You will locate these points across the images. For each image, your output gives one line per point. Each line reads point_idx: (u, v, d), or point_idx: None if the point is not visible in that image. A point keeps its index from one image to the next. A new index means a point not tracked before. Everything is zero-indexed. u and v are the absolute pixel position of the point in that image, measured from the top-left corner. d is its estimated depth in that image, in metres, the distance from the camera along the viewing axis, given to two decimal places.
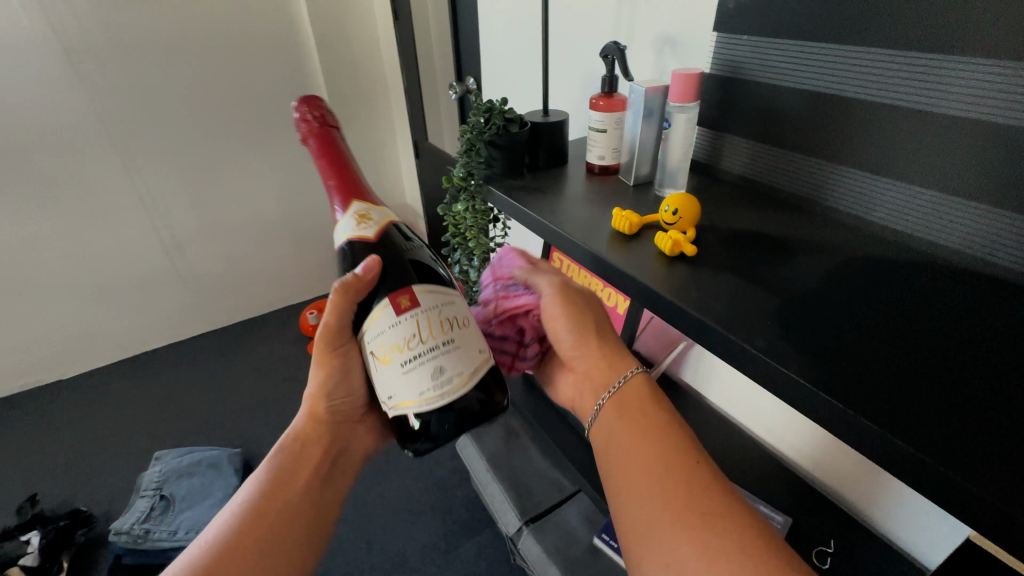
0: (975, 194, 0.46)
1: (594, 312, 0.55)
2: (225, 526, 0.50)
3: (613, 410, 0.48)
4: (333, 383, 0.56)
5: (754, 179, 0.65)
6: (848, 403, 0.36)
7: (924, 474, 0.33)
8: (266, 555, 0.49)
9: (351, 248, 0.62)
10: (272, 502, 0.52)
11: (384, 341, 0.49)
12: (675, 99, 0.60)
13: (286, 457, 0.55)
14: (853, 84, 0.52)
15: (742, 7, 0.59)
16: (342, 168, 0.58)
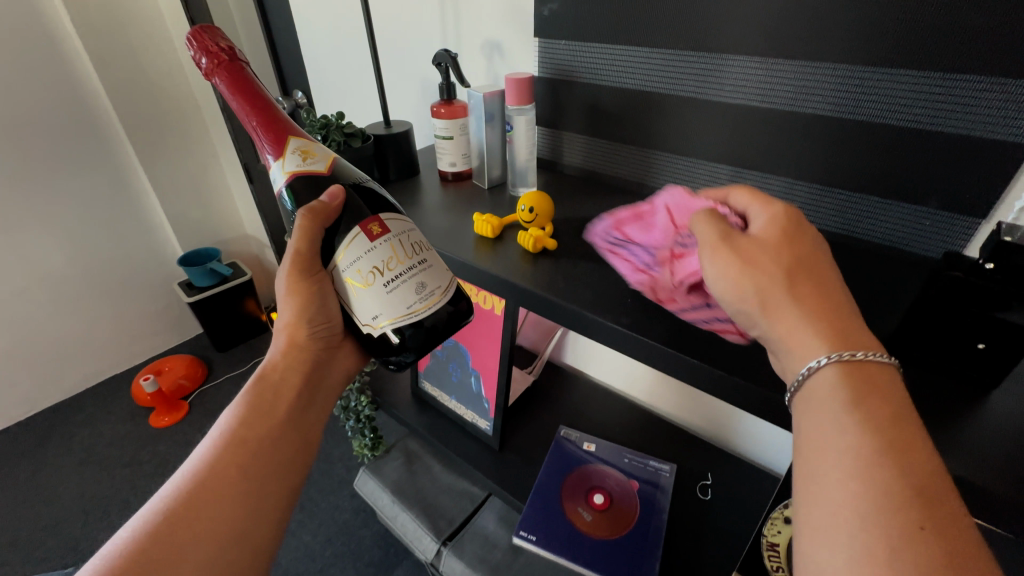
0: (758, 164, 0.56)
1: (777, 270, 0.34)
2: (208, 454, 0.46)
3: (838, 393, 0.31)
4: (312, 310, 0.49)
5: (593, 169, 0.71)
6: (703, 359, 0.40)
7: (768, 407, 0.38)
8: (253, 485, 0.46)
9: (291, 194, 0.52)
10: (256, 428, 0.48)
11: (366, 265, 0.44)
12: (512, 103, 0.62)
13: (264, 386, 0.50)
14: (656, 81, 0.60)
15: (555, 14, 0.64)
16: (267, 101, 0.49)
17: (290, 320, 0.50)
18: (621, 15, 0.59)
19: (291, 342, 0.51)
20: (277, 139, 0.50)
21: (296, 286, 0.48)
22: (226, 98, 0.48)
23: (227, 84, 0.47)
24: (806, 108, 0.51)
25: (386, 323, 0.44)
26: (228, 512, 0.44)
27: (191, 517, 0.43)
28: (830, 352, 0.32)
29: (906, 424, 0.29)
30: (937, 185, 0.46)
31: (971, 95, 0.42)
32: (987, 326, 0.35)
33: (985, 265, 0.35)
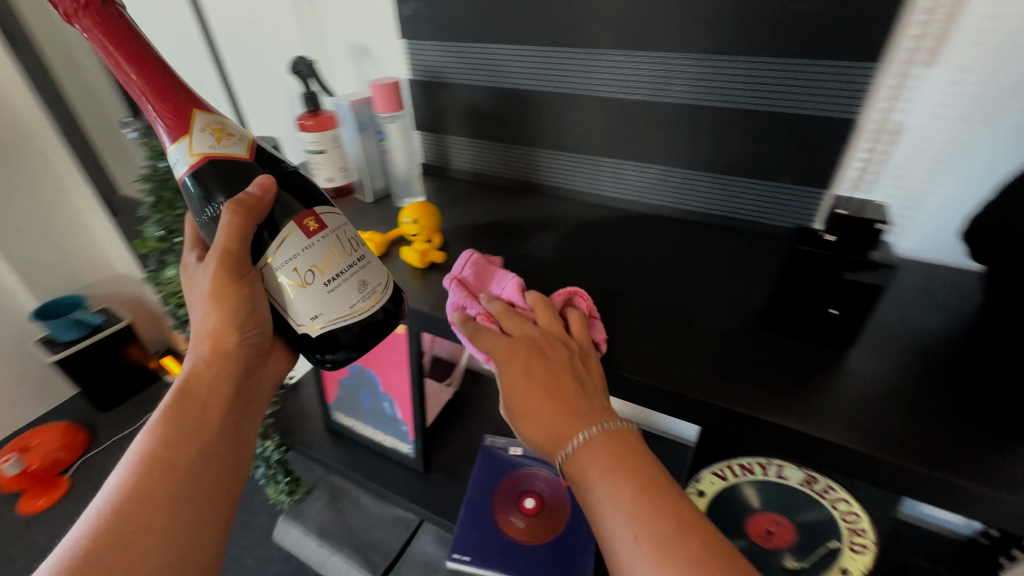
0: (634, 155, 0.58)
1: (539, 409, 0.36)
2: (128, 481, 0.36)
3: (594, 462, 0.33)
4: (241, 315, 0.39)
5: (481, 172, 0.70)
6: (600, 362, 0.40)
7: (665, 400, 0.38)
8: (196, 510, 0.37)
9: (197, 182, 0.39)
10: (183, 451, 0.38)
11: (300, 262, 0.36)
12: (381, 111, 0.59)
13: (186, 403, 0.39)
14: (528, 79, 0.59)
15: (418, 14, 0.61)
16: (158, 60, 0.36)
17: (213, 321, 0.39)
18: (484, 13, 0.57)
19: (216, 350, 0.40)
20: (178, 113, 0.37)
21: (218, 289, 0.38)
22: (97, 53, 0.34)
23: (100, 32, 0.33)
24: (670, 98, 0.52)
25: (328, 324, 0.38)
26: (168, 545, 0.35)
27: (118, 558, 0.33)
28: (568, 447, 0.34)
29: (637, 457, 0.33)
30: (788, 163, 0.50)
31: (805, 78, 0.45)
32: (838, 295, 0.37)
33: (826, 237, 0.36)
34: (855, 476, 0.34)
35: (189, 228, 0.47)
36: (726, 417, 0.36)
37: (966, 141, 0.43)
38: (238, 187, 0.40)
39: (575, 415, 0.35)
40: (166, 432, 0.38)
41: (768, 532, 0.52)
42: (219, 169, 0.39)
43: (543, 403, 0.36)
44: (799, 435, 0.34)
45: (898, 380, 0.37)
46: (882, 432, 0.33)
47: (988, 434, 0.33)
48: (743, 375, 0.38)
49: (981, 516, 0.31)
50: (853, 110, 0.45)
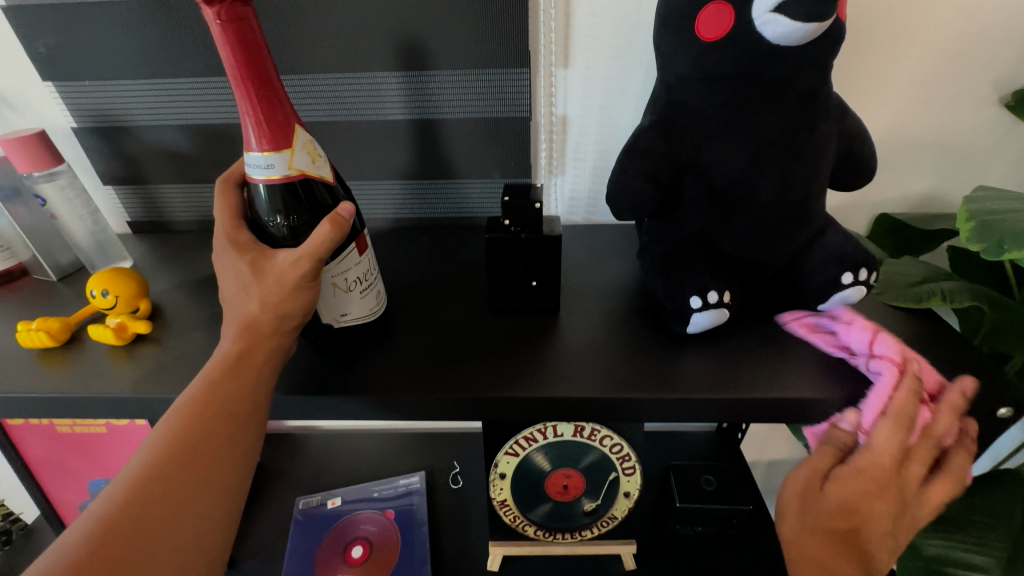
0: (363, 173, 0.58)
1: (846, 473, 0.36)
2: (169, 434, 0.32)
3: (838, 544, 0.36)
4: (289, 304, 0.36)
5: (206, 219, 0.62)
6: (350, 392, 0.38)
7: (420, 409, 0.38)
8: (236, 476, 0.33)
9: (273, 188, 0.38)
10: (233, 405, 0.34)
11: (343, 274, 0.39)
12: (28, 169, 0.47)
13: (233, 368, 0.35)
14: (223, 110, 0.54)
15: (58, 52, 0.51)
16: (275, 76, 0.34)
17: (274, 302, 0.35)
18: (145, 45, 0.51)
19: (269, 322, 0.36)
20: (283, 128, 0.36)
21: (291, 284, 0.35)
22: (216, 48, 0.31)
23: (227, 37, 0.30)
24: (382, 113, 0.54)
25: (349, 323, 0.42)
26: (209, 510, 0.31)
27: (161, 517, 0.30)
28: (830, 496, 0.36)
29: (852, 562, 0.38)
30: (496, 160, 0.56)
31: (482, 84, 0.51)
32: (532, 269, 0.42)
33: (504, 221, 0.41)
34: (578, 421, 0.38)
35: (217, 198, 0.41)
36: (464, 405, 0.38)
37: (608, 123, 0.54)
38: (311, 205, 0.39)
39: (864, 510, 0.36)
40: (220, 391, 0.33)
41: (564, 487, 0.59)
42: (301, 188, 0.38)
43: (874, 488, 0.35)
44: (524, 400, 0.37)
45: (600, 327, 0.44)
46: (586, 375, 0.39)
47: (657, 353, 0.40)
48: (475, 360, 0.41)
49: (665, 418, 0.38)
50: (523, 108, 0.52)
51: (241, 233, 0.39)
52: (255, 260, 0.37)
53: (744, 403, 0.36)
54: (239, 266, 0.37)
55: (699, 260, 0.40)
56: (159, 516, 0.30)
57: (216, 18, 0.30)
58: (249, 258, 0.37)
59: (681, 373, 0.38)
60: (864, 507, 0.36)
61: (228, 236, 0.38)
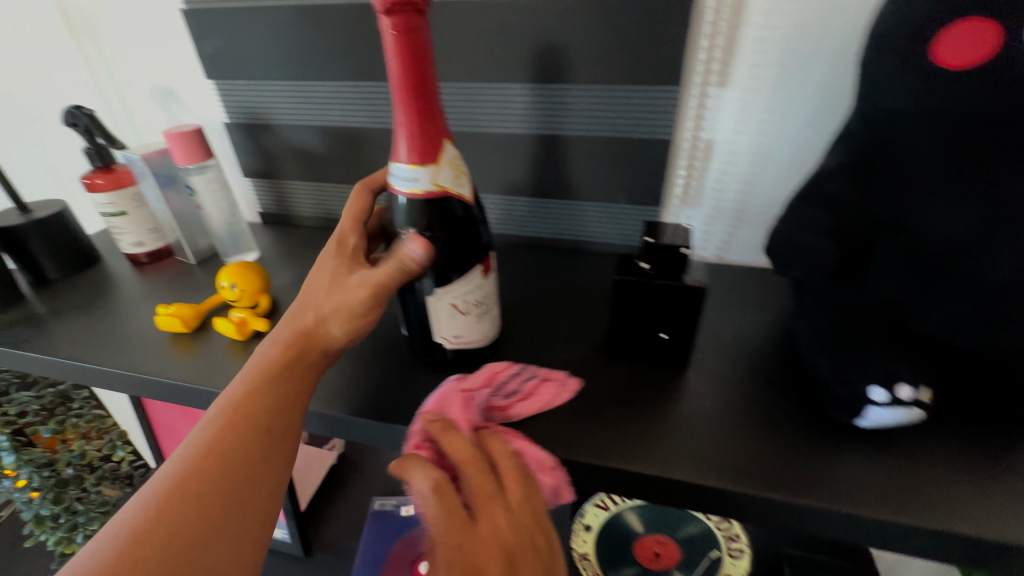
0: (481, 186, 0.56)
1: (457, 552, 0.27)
2: (203, 444, 0.30)
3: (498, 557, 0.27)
4: (339, 324, 0.35)
5: (326, 216, 0.65)
6: None
7: None
8: (271, 491, 0.31)
9: (415, 204, 0.34)
10: (274, 407, 0.32)
11: (464, 297, 0.35)
12: (184, 163, 0.50)
13: (279, 371, 0.33)
14: (355, 115, 0.56)
15: (221, 52, 0.55)
16: (437, 88, 0.31)
17: (329, 314, 0.35)
18: (295, 49, 0.53)
19: (324, 333, 0.35)
20: (433, 141, 0.32)
21: (348, 305, 0.34)
22: (383, 52, 0.29)
23: (395, 42, 0.28)
24: (505, 128, 0.51)
25: (457, 347, 0.38)
26: (246, 527, 0.29)
27: (193, 537, 0.27)
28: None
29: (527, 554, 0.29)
30: (623, 184, 0.51)
31: (624, 102, 0.46)
32: (662, 319, 0.37)
33: (643, 264, 0.36)
34: (704, 510, 0.32)
35: (350, 196, 0.40)
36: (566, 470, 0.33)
37: (762, 154, 0.47)
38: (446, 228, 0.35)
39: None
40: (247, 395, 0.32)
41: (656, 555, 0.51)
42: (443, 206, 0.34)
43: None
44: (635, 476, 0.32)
45: (734, 396, 0.37)
46: (720, 457, 0.33)
47: (803, 445, 0.33)
48: (580, 414, 0.36)
49: (819, 531, 0.30)
50: (667, 130, 0.46)
51: (348, 233, 0.38)
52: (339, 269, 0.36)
53: (929, 534, 0.28)
54: (327, 266, 0.37)
55: (884, 338, 0.31)
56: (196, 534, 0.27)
57: (389, 22, 0.27)
58: (338, 263, 0.37)
59: (837, 481, 0.31)
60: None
61: (339, 233, 0.38)
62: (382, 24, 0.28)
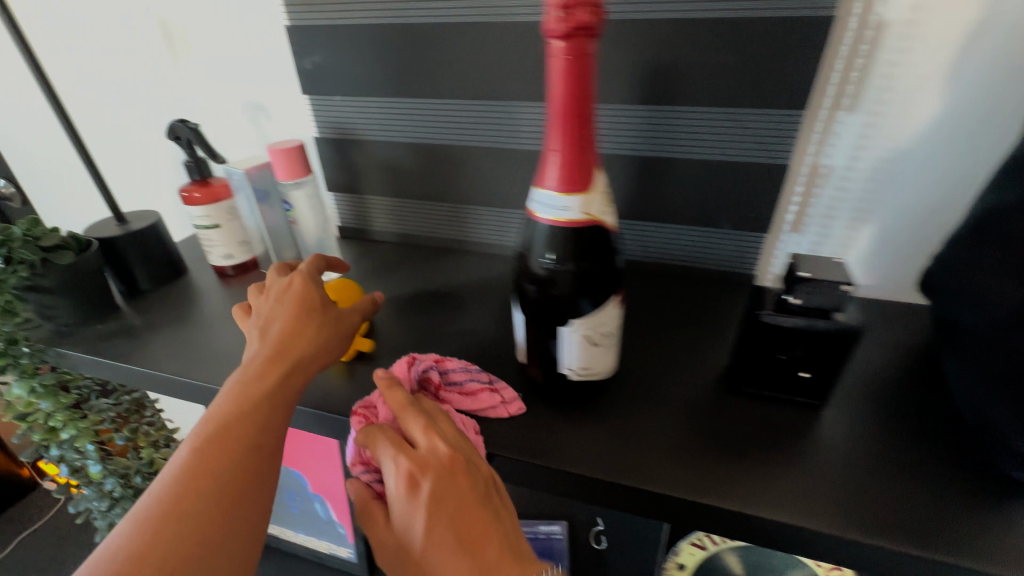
0: None
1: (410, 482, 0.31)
2: (195, 456, 0.32)
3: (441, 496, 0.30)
4: (304, 325, 0.40)
5: (405, 232, 0.65)
6: (580, 467, 0.34)
7: (655, 502, 0.33)
8: (255, 499, 0.33)
9: (555, 233, 0.33)
10: (253, 418, 0.35)
11: (599, 329, 0.33)
12: (284, 178, 0.50)
13: (254, 378, 0.36)
14: (449, 134, 0.56)
15: (321, 68, 0.56)
16: (595, 114, 0.29)
17: (293, 319, 0.40)
18: (399, 65, 0.54)
19: (294, 337, 0.39)
20: (588, 169, 0.30)
21: (308, 304, 0.42)
22: (548, 76, 0.28)
23: (565, 66, 0.27)
24: (605, 148, 0.50)
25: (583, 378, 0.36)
26: (235, 535, 0.32)
27: (187, 549, 0.30)
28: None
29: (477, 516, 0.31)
30: (729, 210, 0.49)
31: (740, 127, 0.45)
32: (802, 360, 0.34)
33: (789, 299, 0.33)
34: (852, 564, 0.31)
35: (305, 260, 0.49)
36: (711, 512, 0.32)
37: (881, 184, 0.45)
38: (582, 258, 0.33)
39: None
40: (232, 392, 0.35)
41: None
42: (585, 237, 0.33)
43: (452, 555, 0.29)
44: (794, 526, 0.30)
45: (873, 442, 0.35)
46: (869, 510, 0.31)
47: (976, 492, 0.32)
48: (721, 455, 0.35)
49: None
50: (781, 156, 0.45)
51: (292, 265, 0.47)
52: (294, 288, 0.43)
53: None
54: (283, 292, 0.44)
55: None
56: (192, 540, 0.30)
57: (561, 46, 0.26)
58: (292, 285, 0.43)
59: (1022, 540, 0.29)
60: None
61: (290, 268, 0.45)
62: (552, 49, 0.27)
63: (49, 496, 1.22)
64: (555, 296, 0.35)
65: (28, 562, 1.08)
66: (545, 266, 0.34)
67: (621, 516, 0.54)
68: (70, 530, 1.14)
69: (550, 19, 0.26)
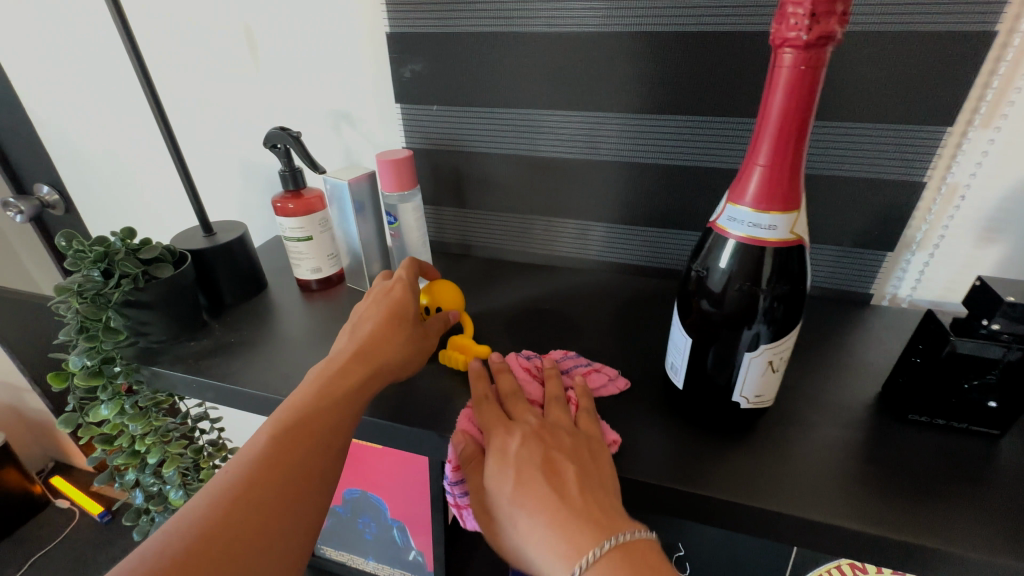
0: (677, 221, 0.54)
1: (500, 464, 0.33)
2: (272, 442, 0.31)
3: (526, 477, 0.32)
4: (386, 338, 0.39)
5: (490, 246, 0.63)
6: (757, 499, 0.32)
7: (849, 541, 0.30)
8: (313, 511, 0.31)
9: (742, 248, 0.32)
10: (323, 421, 0.33)
11: (780, 354, 0.33)
12: (393, 190, 0.48)
13: (330, 379, 0.35)
14: (549, 145, 0.54)
15: (420, 77, 0.54)
16: (811, 129, 0.27)
17: (377, 329, 0.39)
18: (503, 75, 0.52)
19: (375, 346, 0.38)
20: (793, 185, 0.29)
21: (392, 315, 0.40)
22: (767, 89, 0.27)
23: (791, 79, 0.25)
24: (722, 162, 0.49)
25: (752, 407, 0.35)
26: (289, 543, 0.29)
27: (244, 551, 0.27)
28: (574, 569, 0.29)
29: (573, 492, 0.31)
30: (853, 227, 0.47)
31: (876, 143, 0.43)
32: (991, 386, 0.33)
33: (990, 326, 0.32)
34: None
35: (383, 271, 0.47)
36: (908, 554, 0.30)
37: None
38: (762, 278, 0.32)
39: (571, 541, 0.29)
40: (314, 392, 0.34)
41: None
42: (776, 256, 0.31)
43: (540, 511, 0.31)
44: (1008, 570, 0.28)
45: None
46: None
47: None
48: (898, 488, 0.32)
49: None
50: (919, 173, 0.43)
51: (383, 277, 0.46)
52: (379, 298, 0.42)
53: None
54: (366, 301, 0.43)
55: None
56: (264, 525, 0.28)
57: (792, 57, 0.25)
58: (375, 297, 0.43)
59: None
60: (558, 539, 0.29)
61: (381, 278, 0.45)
62: (777, 60, 0.26)
63: (67, 512, 1.16)
64: (732, 316, 0.33)
65: None
66: (720, 282, 0.33)
67: (734, 548, 0.51)
68: (93, 549, 1.09)
69: (784, 29, 0.25)
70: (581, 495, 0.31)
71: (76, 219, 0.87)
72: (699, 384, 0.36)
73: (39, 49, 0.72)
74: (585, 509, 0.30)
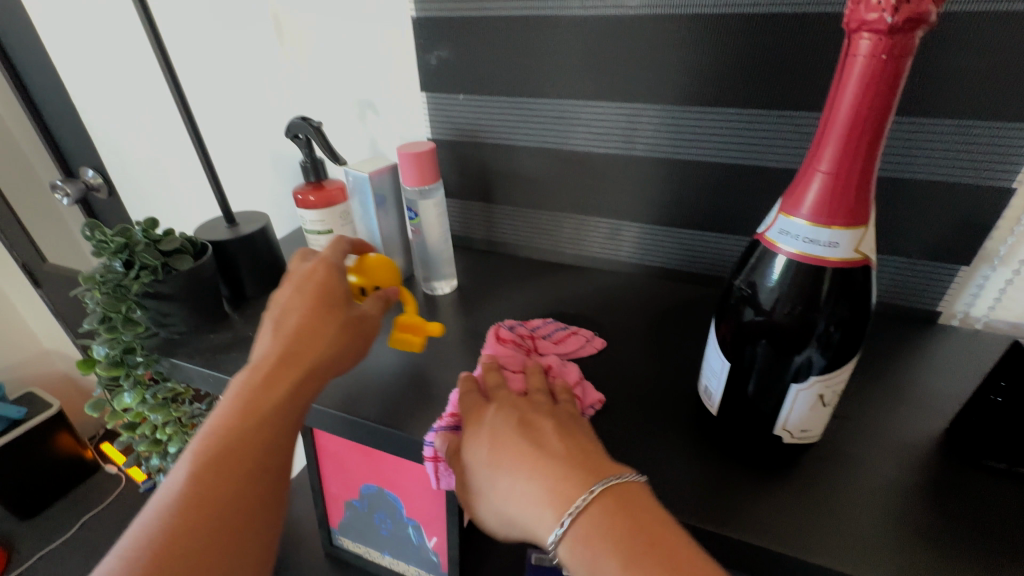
0: (718, 222, 0.49)
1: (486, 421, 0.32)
2: (193, 481, 0.28)
3: (506, 433, 0.31)
4: (314, 335, 0.34)
5: (516, 242, 0.60)
6: (801, 548, 0.28)
7: None
8: (252, 550, 0.28)
9: (794, 265, 0.28)
10: (249, 450, 0.30)
11: (832, 387, 0.29)
12: (413, 185, 0.46)
13: (254, 395, 0.31)
14: (580, 137, 0.51)
15: (446, 64, 0.52)
16: (887, 133, 0.23)
17: (303, 324, 0.35)
18: (534, 62, 0.48)
19: (303, 347, 0.34)
20: (858, 198, 0.25)
21: (319, 304, 0.36)
22: (834, 82, 0.23)
23: (864, 71, 0.21)
24: (774, 159, 0.44)
25: (796, 443, 0.31)
26: None
27: None
28: (561, 519, 0.26)
29: (549, 450, 0.29)
30: (925, 236, 0.42)
31: (959, 143, 0.38)
32: None
33: None
34: None
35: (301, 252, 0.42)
36: None
37: None
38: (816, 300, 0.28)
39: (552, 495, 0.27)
40: (236, 415, 0.30)
41: None
42: (834, 277, 0.27)
43: (520, 467, 0.29)
44: None
45: None
46: None
47: None
48: (969, 548, 0.28)
49: None
50: (1009, 178, 0.38)
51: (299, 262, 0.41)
52: (301, 284, 0.37)
53: None
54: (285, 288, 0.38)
55: None
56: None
57: (869, 45, 0.21)
58: (297, 281, 0.38)
59: None
60: (539, 490, 0.28)
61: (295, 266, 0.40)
62: (850, 49, 0.22)
63: (114, 479, 1.23)
64: (780, 338, 0.29)
65: (94, 544, 1.08)
66: (768, 302, 0.29)
67: None
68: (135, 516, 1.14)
69: (861, 11, 0.20)
70: (564, 448, 0.29)
71: (117, 202, 0.89)
72: (735, 413, 0.32)
73: (80, 34, 0.73)
74: (565, 464, 0.28)
